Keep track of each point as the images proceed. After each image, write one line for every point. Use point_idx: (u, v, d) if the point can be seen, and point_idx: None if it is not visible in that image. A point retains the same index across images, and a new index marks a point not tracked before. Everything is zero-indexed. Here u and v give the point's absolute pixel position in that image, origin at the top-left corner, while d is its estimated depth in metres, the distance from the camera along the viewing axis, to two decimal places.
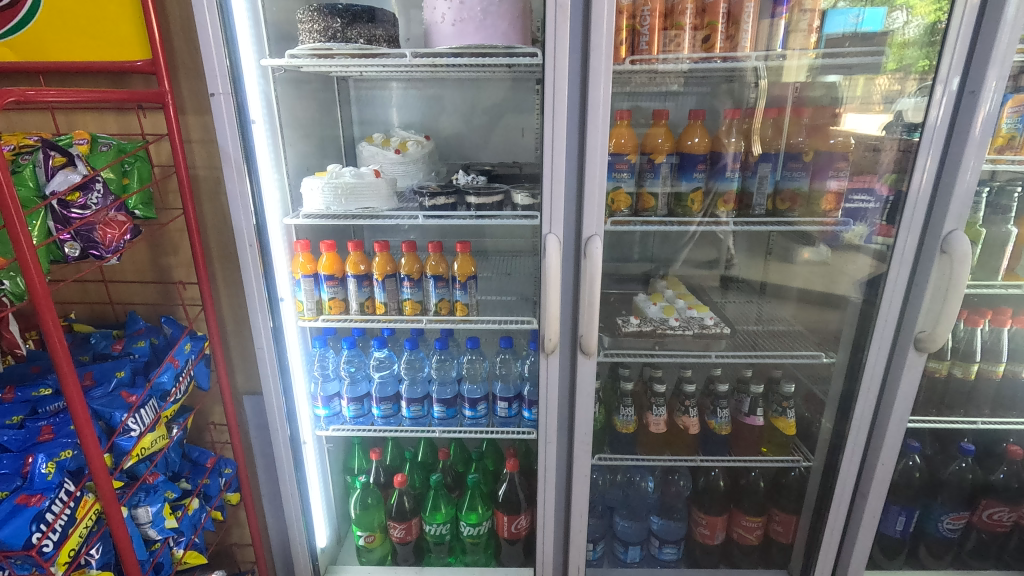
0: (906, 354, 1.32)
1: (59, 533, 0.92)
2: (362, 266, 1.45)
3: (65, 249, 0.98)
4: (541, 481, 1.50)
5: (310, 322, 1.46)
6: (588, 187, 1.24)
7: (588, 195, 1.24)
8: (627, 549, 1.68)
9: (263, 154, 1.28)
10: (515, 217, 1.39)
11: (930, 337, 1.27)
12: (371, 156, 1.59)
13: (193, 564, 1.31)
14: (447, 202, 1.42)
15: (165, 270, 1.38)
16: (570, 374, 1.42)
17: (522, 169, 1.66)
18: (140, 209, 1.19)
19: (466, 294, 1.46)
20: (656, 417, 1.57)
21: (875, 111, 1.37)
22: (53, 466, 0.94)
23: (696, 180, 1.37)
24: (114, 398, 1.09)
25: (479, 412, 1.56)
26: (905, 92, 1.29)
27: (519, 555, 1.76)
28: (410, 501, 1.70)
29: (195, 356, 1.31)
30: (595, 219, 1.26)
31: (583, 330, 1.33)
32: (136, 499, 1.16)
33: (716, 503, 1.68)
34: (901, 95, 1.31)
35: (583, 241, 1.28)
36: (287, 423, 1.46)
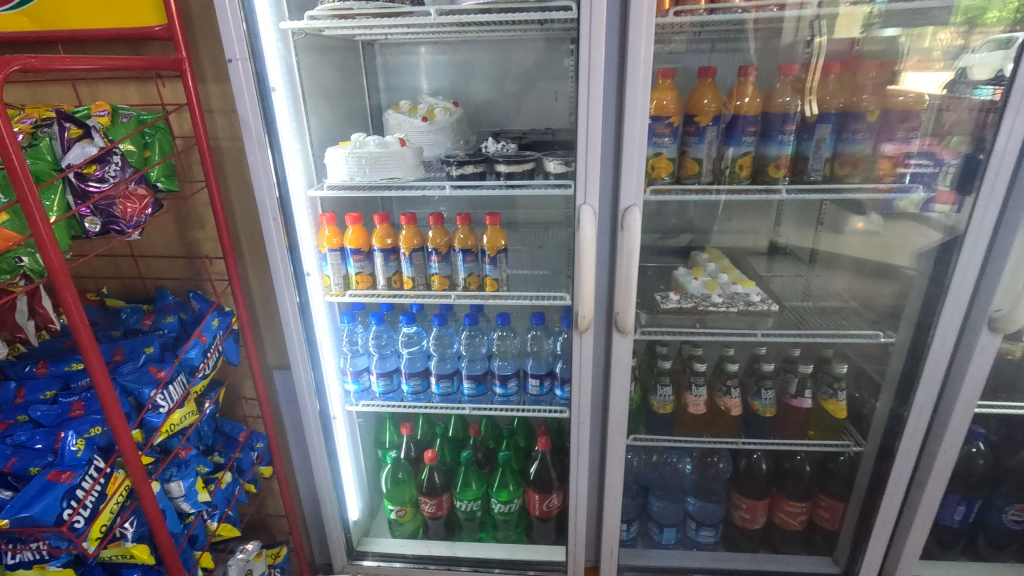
0: (979, 334, 1.20)
1: (89, 509, 0.92)
2: (389, 240, 1.40)
3: (86, 224, 0.95)
4: (574, 462, 1.45)
5: (337, 297, 1.43)
6: (626, 154, 1.14)
7: (627, 162, 1.15)
8: (663, 531, 1.63)
9: (285, 123, 1.23)
10: (547, 186, 1.31)
11: (1007, 318, 1.15)
12: (397, 125, 1.53)
13: (228, 536, 1.32)
14: (476, 171, 1.34)
15: (192, 244, 1.37)
16: (606, 354, 1.35)
17: (556, 136, 1.57)
18: (162, 182, 1.16)
19: (496, 268, 1.40)
20: (696, 397, 1.49)
21: (936, 68, 1.23)
22: (82, 442, 0.94)
23: (745, 144, 1.26)
24: (142, 374, 1.09)
25: (510, 389, 1.52)
26: (971, 47, 1.18)
27: (550, 533, 1.73)
28: (441, 477, 1.70)
29: (224, 332, 1.30)
30: (634, 188, 1.17)
31: (620, 307, 1.25)
32: (168, 473, 1.17)
33: (758, 486, 1.61)
34: (966, 50, 1.19)
35: (620, 212, 1.19)
36: (316, 399, 1.45)
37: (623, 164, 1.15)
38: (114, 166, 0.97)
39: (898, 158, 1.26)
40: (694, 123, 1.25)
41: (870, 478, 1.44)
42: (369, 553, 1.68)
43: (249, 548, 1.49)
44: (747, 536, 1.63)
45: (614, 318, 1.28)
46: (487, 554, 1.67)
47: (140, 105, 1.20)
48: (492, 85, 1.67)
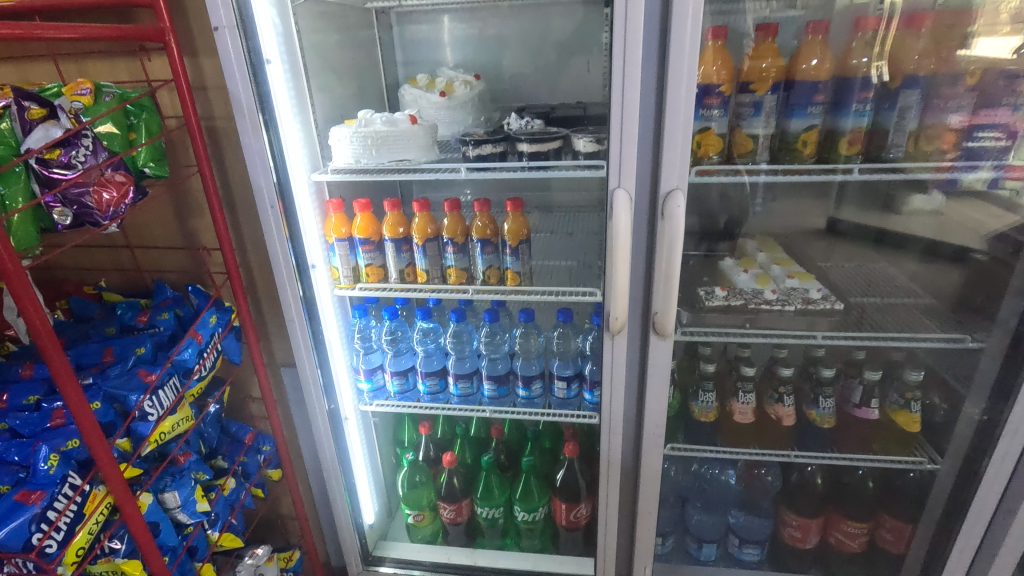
0: None
1: (63, 532, 0.84)
2: (401, 229, 1.27)
3: (55, 216, 0.85)
4: (604, 475, 1.31)
5: (346, 291, 1.31)
6: (668, 130, 0.97)
7: (669, 139, 0.98)
8: (702, 547, 1.48)
9: (282, 100, 1.10)
10: (575, 167, 1.15)
11: None
12: (414, 101, 1.39)
13: (230, 547, 1.24)
14: (495, 151, 1.20)
15: (192, 234, 1.27)
16: (642, 358, 1.20)
17: (587, 110, 1.40)
18: (150, 167, 1.05)
19: (518, 260, 1.26)
20: (743, 405, 1.33)
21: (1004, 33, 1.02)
22: (56, 458, 0.85)
23: (811, 116, 1.07)
24: (129, 378, 1.00)
25: (534, 392, 1.39)
26: None
27: (578, 544, 1.60)
28: (461, 481, 1.59)
29: (222, 329, 1.20)
30: (677, 170, 1.00)
31: (659, 307, 1.09)
32: (161, 483, 1.09)
33: (811, 502, 1.44)
34: None
35: (659, 199, 1.03)
36: (325, 399, 1.36)
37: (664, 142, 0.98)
38: (84, 151, 0.86)
39: (967, 131, 1.05)
40: (750, 92, 1.07)
41: (945, 501, 1.26)
42: (386, 559, 1.59)
43: (259, 553, 1.42)
44: (797, 555, 1.46)
45: (651, 319, 1.12)
46: (509, 564, 1.55)
47: (126, 82, 1.08)
48: (516, 54, 1.50)
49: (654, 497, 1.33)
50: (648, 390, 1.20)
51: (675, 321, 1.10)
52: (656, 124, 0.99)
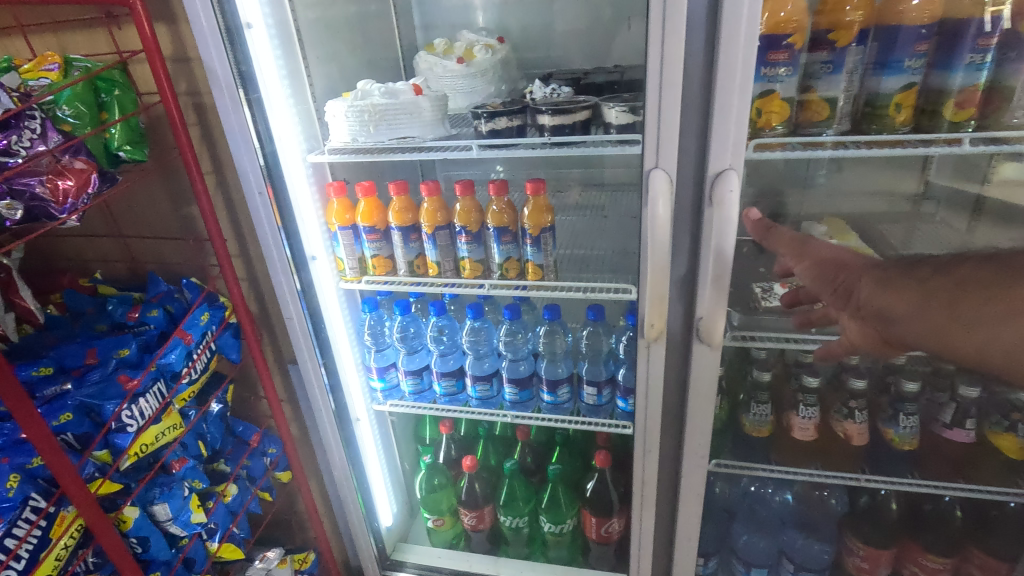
0: None
1: (25, 559, 0.77)
2: (409, 216, 1.14)
3: (1, 210, 0.76)
4: (638, 494, 1.16)
5: (352, 284, 1.19)
6: (718, 97, 0.78)
7: (720, 107, 0.78)
8: (750, 571, 1.31)
9: (267, 70, 0.97)
10: (605, 143, 0.97)
11: None
12: (428, 69, 1.22)
13: (231, 558, 1.17)
14: (512, 124, 1.02)
15: (187, 222, 1.17)
16: (683, 368, 1.02)
17: (627, 74, 1.19)
18: (126, 149, 0.93)
19: (540, 251, 1.10)
20: (804, 420, 1.13)
21: None
22: (17, 479, 0.77)
23: (909, 73, 0.84)
24: (107, 385, 0.91)
25: (560, 397, 1.23)
26: None
27: (609, 559, 1.46)
28: (483, 487, 1.46)
29: (216, 328, 1.11)
30: (729, 147, 0.80)
31: (705, 311, 0.91)
32: (151, 494, 1.01)
33: (882, 529, 1.24)
34: None
35: (706, 182, 0.84)
36: (331, 400, 1.25)
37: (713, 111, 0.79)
38: (29, 135, 0.76)
39: None
40: (827, 45, 0.85)
41: None
42: (407, 564, 1.51)
43: (270, 557, 1.35)
44: None
45: (696, 325, 0.94)
46: None
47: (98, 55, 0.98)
48: (547, 9, 1.28)
49: (696, 521, 1.16)
50: (690, 405, 1.02)
51: (724, 329, 0.92)
52: (704, 89, 0.80)
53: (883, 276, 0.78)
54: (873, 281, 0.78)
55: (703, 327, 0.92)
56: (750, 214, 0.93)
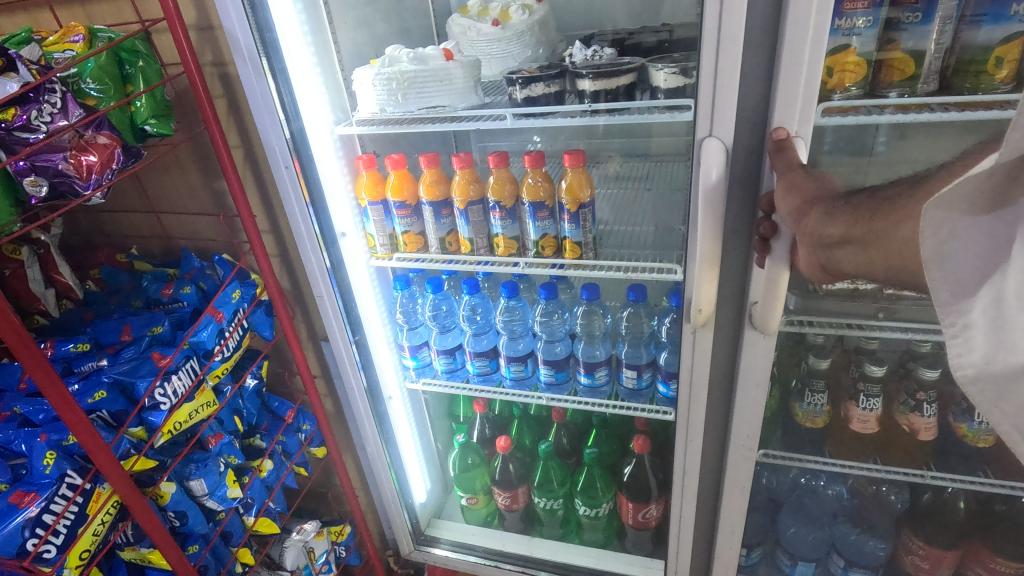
0: None
1: (63, 536, 0.77)
2: (440, 190, 1.08)
3: (27, 187, 0.75)
4: (678, 483, 1.10)
5: (384, 261, 1.16)
6: (786, 51, 0.68)
7: (788, 65, 0.69)
8: (796, 565, 1.25)
9: (291, 36, 0.92)
10: (651, 110, 0.88)
11: None
12: (462, 33, 1.14)
13: (267, 532, 1.18)
14: (548, 90, 0.95)
15: (218, 197, 1.15)
16: (732, 354, 0.94)
17: (677, 33, 1.08)
18: (152, 124, 0.91)
19: (579, 228, 1.03)
20: (864, 412, 1.04)
21: None
22: (53, 455, 0.78)
23: (1015, 19, 0.72)
24: (140, 362, 0.91)
25: (598, 380, 1.18)
26: None
27: (646, 544, 1.42)
28: (518, 468, 1.43)
29: (248, 305, 1.09)
30: (797, 107, 0.71)
31: (762, 299, 0.83)
32: (186, 470, 1.01)
33: (946, 528, 1.16)
34: None
35: (767, 150, 0.75)
36: (363, 377, 1.24)
37: (778, 69, 0.69)
38: (49, 109, 0.73)
39: None
40: None
41: None
42: (441, 540, 1.51)
43: (307, 528, 1.38)
44: None
45: (749, 312, 0.86)
46: (570, 560, 1.40)
47: (118, 25, 0.95)
48: None
49: (741, 514, 1.10)
50: (740, 395, 0.95)
51: (781, 317, 0.84)
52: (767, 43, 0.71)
53: (830, 206, 0.64)
54: (820, 212, 0.64)
55: (755, 311, 0.85)
56: (775, 133, 0.72)
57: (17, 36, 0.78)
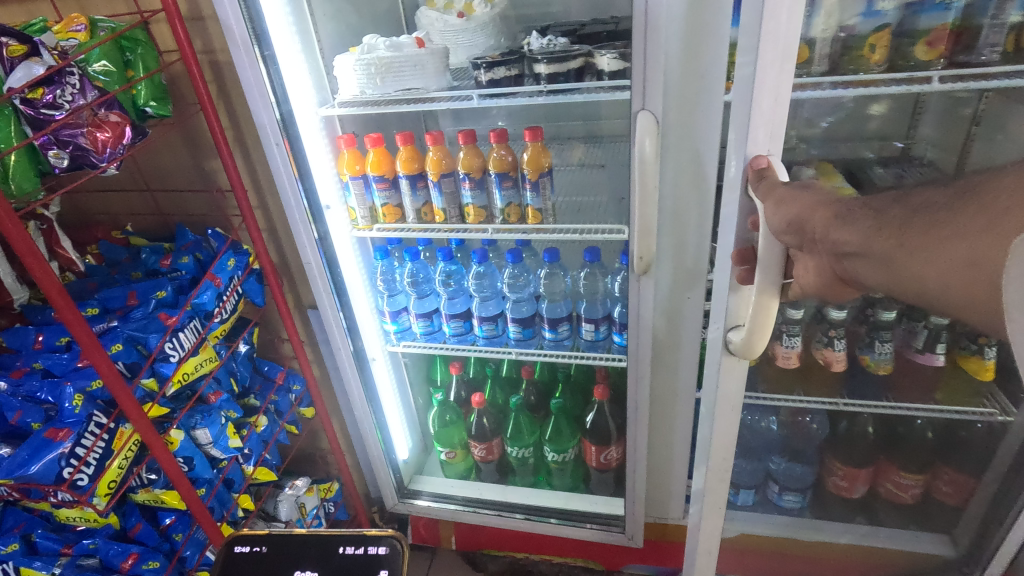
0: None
1: (93, 467, 0.88)
2: (415, 164, 1.21)
3: (51, 158, 0.85)
4: (632, 419, 1.26)
5: (365, 232, 1.28)
6: (751, 72, 0.70)
7: (763, 82, 0.69)
8: (738, 492, 1.43)
9: (276, 25, 1.02)
10: (600, 90, 1.03)
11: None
12: (430, 25, 1.27)
13: (264, 480, 1.30)
14: (509, 74, 1.09)
15: (209, 175, 1.24)
16: (705, 380, 0.92)
17: (621, 25, 1.23)
18: (152, 105, 1.01)
19: (539, 196, 1.18)
20: (787, 349, 1.21)
21: None
22: (80, 398, 0.89)
23: (884, 14, 0.89)
24: (150, 321, 1.01)
25: (561, 334, 1.33)
26: None
27: (610, 485, 1.59)
28: (491, 422, 1.57)
29: (242, 272, 1.20)
30: (770, 134, 0.73)
31: (744, 329, 0.81)
32: (192, 420, 1.11)
33: (860, 451, 1.37)
34: None
35: (743, 175, 0.76)
36: (350, 342, 1.35)
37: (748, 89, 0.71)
38: (71, 90, 0.83)
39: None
40: None
41: (1016, 452, 1.15)
42: (422, 492, 1.63)
43: (298, 485, 1.49)
44: (841, 503, 1.42)
45: (733, 342, 0.83)
46: (541, 502, 1.56)
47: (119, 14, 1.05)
48: None
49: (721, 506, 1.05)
50: (713, 421, 0.93)
51: (767, 339, 0.80)
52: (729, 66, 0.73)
53: (840, 209, 0.66)
54: (829, 213, 0.67)
55: (735, 342, 0.83)
56: (754, 161, 0.74)
57: (36, 25, 0.89)
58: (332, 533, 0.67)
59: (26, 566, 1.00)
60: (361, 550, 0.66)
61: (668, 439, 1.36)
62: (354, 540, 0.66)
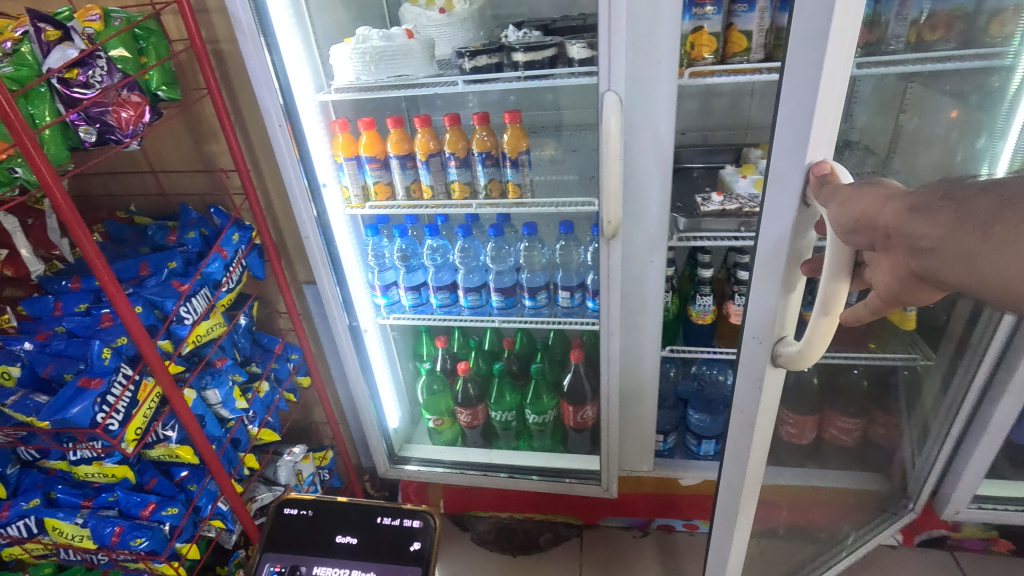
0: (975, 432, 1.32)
1: (122, 414, 0.97)
2: (405, 146, 1.32)
3: (81, 133, 0.95)
4: (604, 374, 1.39)
5: (358, 209, 1.38)
6: (819, 62, 0.57)
7: (830, 74, 0.58)
8: (701, 443, 1.60)
9: (278, 15, 1.13)
10: (572, 75, 1.17)
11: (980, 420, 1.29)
12: (413, 20, 1.38)
13: (269, 440, 1.40)
14: (490, 62, 1.21)
15: (210, 157, 1.33)
16: (739, 395, 0.82)
17: (588, 21, 1.36)
18: (163, 90, 1.09)
19: (519, 172, 1.30)
20: (739, 307, 1.37)
21: None
22: (109, 352, 0.99)
23: None
24: (165, 287, 1.10)
25: (540, 301, 1.46)
26: None
27: (586, 443, 1.74)
28: (475, 389, 1.69)
29: (245, 247, 1.29)
30: (830, 134, 0.62)
31: (801, 347, 0.70)
32: (203, 381, 1.21)
33: (808, 401, 1.52)
34: None
35: (801, 183, 0.64)
36: (346, 315, 1.46)
37: (813, 84, 0.59)
38: (101, 71, 0.93)
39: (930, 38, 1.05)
40: None
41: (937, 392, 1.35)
42: (411, 458, 1.74)
43: (297, 452, 1.58)
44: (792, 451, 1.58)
45: (786, 359, 0.73)
46: (523, 461, 1.68)
47: (133, 5, 1.14)
48: None
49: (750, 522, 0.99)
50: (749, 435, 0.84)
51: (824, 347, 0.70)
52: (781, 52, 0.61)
53: (916, 200, 0.56)
54: (902, 206, 0.56)
55: (785, 353, 0.73)
56: (818, 166, 0.63)
57: (67, 14, 1.00)
58: (373, 504, 0.78)
59: (50, 517, 1.10)
60: (398, 520, 0.76)
61: (637, 395, 1.50)
62: (391, 512, 0.77)
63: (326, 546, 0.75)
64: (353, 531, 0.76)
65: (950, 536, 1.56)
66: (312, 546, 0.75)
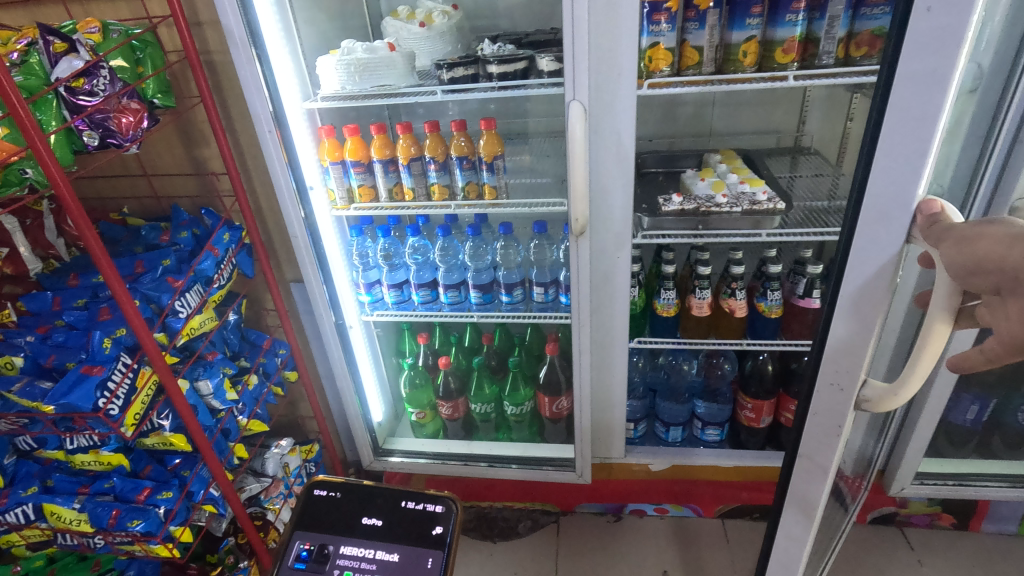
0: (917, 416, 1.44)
1: (122, 400, 1.04)
2: (387, 150, 1.41)
3: (84, 138, 1.01)
4: (576, 363, 1.48)
5: (343, 211, 1.46)
6: (946, 77, 0.49)
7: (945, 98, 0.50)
8: (669, 429, 1.70)
9: (269, 27, 1.21)
10: (541, 85, 1.27)
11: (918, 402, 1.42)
12: (395, 33, 1.46)
13: (257, 431, 1.48)
14: (467, 73, 1.31)
15: (201, 161, 1.40)
16: (809, 442, 0.71)
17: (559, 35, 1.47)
18: (158, 97, 1.16)
19: (494, 175, 1.40)
20: (700, 300, 1.48)
21: None
22: (109, 341, 1.06)
23: (750, 28, 1.16)
24: (160, 283, 1.17)
25: (516, 297, 1.55)
26: None
27: (562, 433, 1.83)
28: (456, 381, 1.78)
29: (235, 246, 1.37)
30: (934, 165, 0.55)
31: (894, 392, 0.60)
32: (196, 373, 1.28)
33: (765, 387, 1.64)
34: None
35: (906, 217, 0.55)
36: (332, 311, 1.53)
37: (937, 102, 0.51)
38: (104, 79, 1.01)
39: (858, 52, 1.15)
40: (693, 7, 1.16)
41: None
42: (395, 450, 1.81)
43: (283, 445, 1.64)
44: (752, 435, 1.69)
45: (878, 405, 0.63)
46: (501, 452, 1.77)
47: (129, 19, 1.23)
48: None
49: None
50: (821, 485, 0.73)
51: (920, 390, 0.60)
52: (881, 75, 0.53)
53: None
54: None
55: (871, 396, 0.64)
56: (929, 203, 0.54)
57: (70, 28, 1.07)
58: (397, 489, 0.86)
59: (49, 502, 1.15)
60: (421, 506, 0.84)
61: (606, 383, 1.59)
62: (415, 498, 0.85)
63: (352, 527, 0.83)
64: (377, 514, 0.84)
65: (898, 512, 1.67)
66: (341, 526, 0.83)
